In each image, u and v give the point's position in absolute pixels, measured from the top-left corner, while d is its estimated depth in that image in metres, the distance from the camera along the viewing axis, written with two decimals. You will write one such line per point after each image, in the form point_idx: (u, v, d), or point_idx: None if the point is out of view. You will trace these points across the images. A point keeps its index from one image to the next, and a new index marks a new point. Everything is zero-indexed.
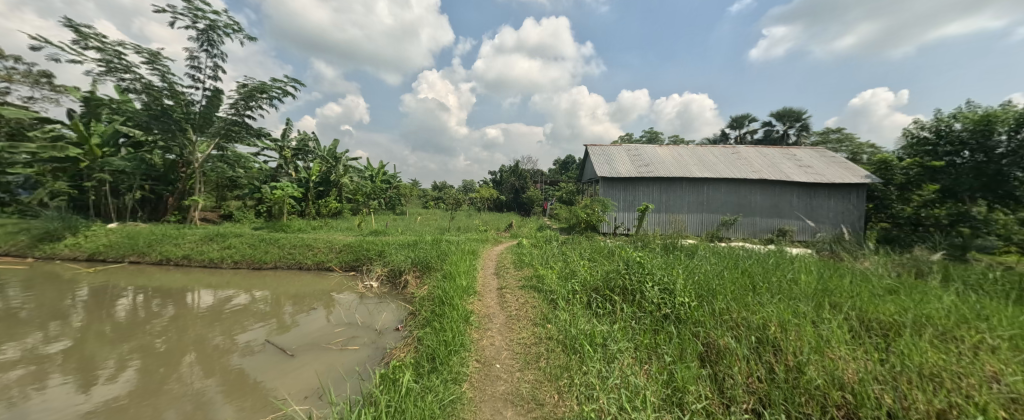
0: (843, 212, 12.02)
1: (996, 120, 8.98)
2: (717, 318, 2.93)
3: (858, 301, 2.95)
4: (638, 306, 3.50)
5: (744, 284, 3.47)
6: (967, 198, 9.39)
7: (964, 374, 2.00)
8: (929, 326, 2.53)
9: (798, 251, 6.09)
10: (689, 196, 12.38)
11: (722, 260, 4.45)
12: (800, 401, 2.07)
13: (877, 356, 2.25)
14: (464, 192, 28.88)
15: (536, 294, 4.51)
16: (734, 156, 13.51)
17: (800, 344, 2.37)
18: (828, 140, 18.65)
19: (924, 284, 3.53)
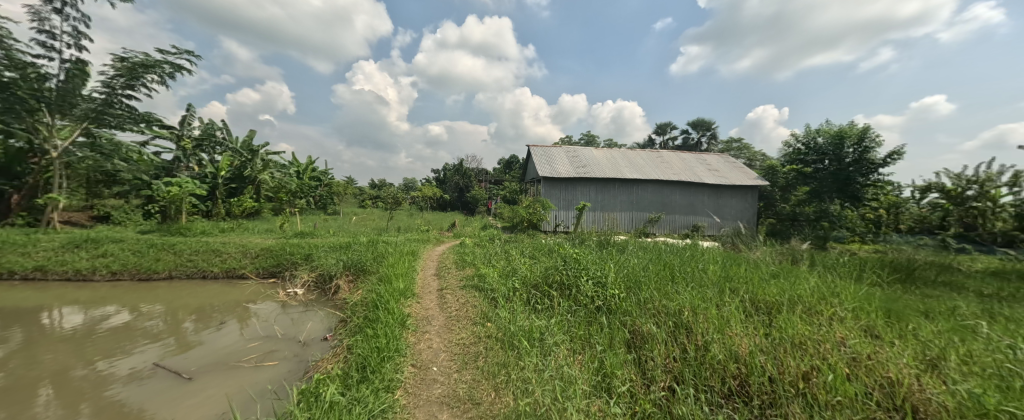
0: (743, 210, 13.82)
1: (847, 137, 11.31)
2: (643, 307, 3.20)
3: (751, 285, 3.44)
4: (573, 300, 3.69)
5: (666, 276, 3.83)
6: (828, 197, 11.71)
7: (822, 340, 2.41)
8: (800, 304, 3.04)
9: (708, 244, 6.89)
10: (619, 196, 13.29)
11: (648, 254, 4.87)
12: (705, 375, 2.35)
13: (764, 331, 2.63)
14: (404, 191, 27.81)
15: (477, 293, 4.52)
16: (658, 159, 14.80)
17: (707, 326, 2.68)
18: (732, 148, 21.33)
19: (798, 270, 4.22)
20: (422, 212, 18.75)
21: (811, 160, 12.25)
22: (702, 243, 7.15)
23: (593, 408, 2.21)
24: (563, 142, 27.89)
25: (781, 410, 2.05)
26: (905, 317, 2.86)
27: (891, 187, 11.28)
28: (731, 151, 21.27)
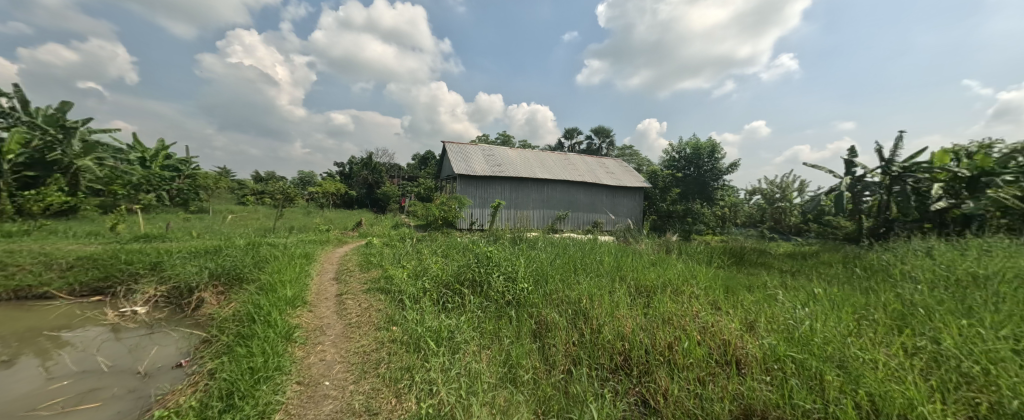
0: (634, 208, 15.61)
1: (704, 150, 14.92)
2: (548, 299, 3.45)
3: (638, 273, 3.96)
4: (484, 295, 3.79)
5: (567, 267, 4.18)
6: (692, 197, 15.02)
7: (684, 315, 2.88)
8: (673, 286, 3.61)
9: (605, 239, 7.66)
10: (530, 194, 13.91)
11: (555, 248, 5.22)
12: (597, 355, 2.64)
13: (644, 311, 3.06)
14: (300, 186, 24.92)
15: (383, 296, 4.32)
16: (566, 161, 15.86)
17: (602, 311, 3.02)
18: (627, 154, 23.96)
19: (669, 258, 4.96)
20: (321, 210, 17.00)
21: (680, 168, 15.47)
22: (602, 238, 7.94)
23: (498, 400, 2.29)
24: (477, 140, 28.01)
25: (651, 376, 2.40)
26: (740, 290, 3.61)
27: (731, 191, 14.60)
28: (625, 157, 23.89)
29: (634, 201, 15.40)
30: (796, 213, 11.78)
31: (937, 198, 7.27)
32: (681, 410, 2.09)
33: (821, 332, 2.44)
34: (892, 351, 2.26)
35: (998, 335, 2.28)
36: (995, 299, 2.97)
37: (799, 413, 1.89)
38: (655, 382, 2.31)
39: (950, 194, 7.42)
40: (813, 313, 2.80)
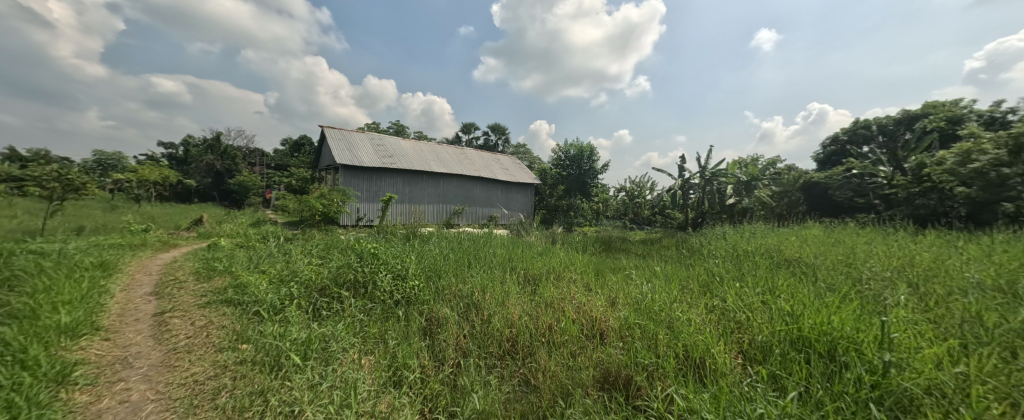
0: (527, 203, 16.58)
1: (584, 151, 16.16)
2: (439, 295, 3.43)
3: (529, 263, 4.25)
4: (368, 295, 3.55)
5: (462, 260, 4.23)
6: (573, 194, 16.21)
7: (563, 300, 3.19)
8: (557, 274, 3.99)
9: (499, 232, 7.92)
10: (425, 188, 13.50)
11: (449, 243, 5.19)
12: (487, 345, 2.71)
13: (530, 298, 3.29)
14: (104, 171, 18.99)
15: (232, 309, 3.66)
16: (462, 156, 15.87)
17: (492, 302, 3.13)
18: (521, 151, 25.21)
19: (554, 248, 5.41)
20: (139, 204, 13.31)
21: (565, 167, 16.60)
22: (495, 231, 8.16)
23: (379, 408, 2.14)
24: (365, 129, 25.80)
25: (534, 357, 2.54)
26: (607, 272, 4.18)
27: (603, 189, 16.24)
28: (518, 154, 25.00)
29: (526, 196, 16.40)
30: (648, 206, 13.98)
31: (728, 194, 10.43)
32: (556, 383, 2.24)
33: (658, 301, 2.99)
34: (702, 311, 2.87)
35: (761, 291, 3.13)
36: (753, 267, 4.06)
37: (641, 369, 2.21)
38: (535, 363, 2.46)
39: (735, 192, 10.43)
40: (655, 287, 3.39)
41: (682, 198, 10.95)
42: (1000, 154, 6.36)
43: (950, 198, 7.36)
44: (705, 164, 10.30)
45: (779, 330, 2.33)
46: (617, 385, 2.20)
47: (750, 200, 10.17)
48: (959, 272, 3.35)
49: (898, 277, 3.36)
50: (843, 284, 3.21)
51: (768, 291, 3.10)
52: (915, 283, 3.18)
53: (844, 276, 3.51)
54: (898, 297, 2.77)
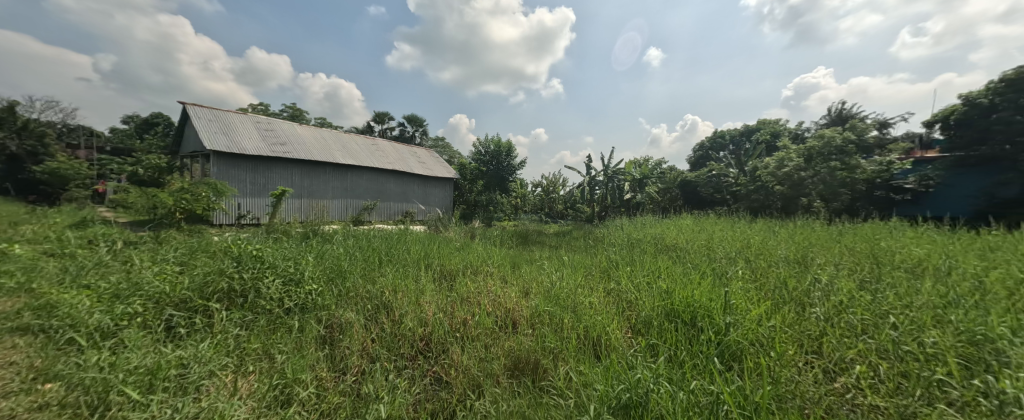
0: (444, 197, 16.41)
1: (503, 148, 16.16)
2: (343, 298, 3.16)
3: (443, 259, 4.23)
4: (249, 306, 2.97)
5: (374, 259, 3.99)
6: (492, 189, 16.25)
7: (477, 293, 3.24)
8: (473, 268, 4.04)
9: (415, 228, 7.64)
10: (329, 181, 12.39)
11: (356, 241, 4.85)
12: (396, 346, 2.58)
13: (445, 293, 3.27)
14: None
15: (29, 339, 2.52)
16: (373, 147, 14.94)
17: (404, 301, 3.02)
18: (438, 145, 24.55)
19: (472, 243, 5.45)
20: None
21: (484, 162, 16.42)
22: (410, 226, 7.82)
23: None
24: (250, 111, 22.11)
25: (447, 354, 2.49)
26: (522, 263, 4.35)
27: (521, 183, 16.63)
28: (436, 148, 24.36)
29: (444, 191, 16.29)
30: (560, 201, 15.00)
31: (626, 190, 11.69)
32: (469, 378, 2.23)
33: (565, 288, 3.25)
34: (600, 294, 3.16)
35: (647, 273, 3.56)
36: (641, 253, 4.61)
37: (549, 354, 2.34)
38: (448, 359, 2.41)
39: (632, 188, 11.72)
40: (563, 275, 3.63)
41: (589, 194, 11.96)
42: (796, 163, 9.44)
43: (771, 194, 10.16)
44: (608, 163, 11.41)
45: (658, 306, 2.69)
46: (526, 371, 2.27)
47: (642, 195, 11.67)
48: (779, 249, 4.21)
49: (739, 255, 4.10)
50: (704, 262, 3.83)
51: (652, 272, 3.54)
52: (752, 258, 3.93)
53: (707, 255, 4.23)
54: (737, 271, 3.41)
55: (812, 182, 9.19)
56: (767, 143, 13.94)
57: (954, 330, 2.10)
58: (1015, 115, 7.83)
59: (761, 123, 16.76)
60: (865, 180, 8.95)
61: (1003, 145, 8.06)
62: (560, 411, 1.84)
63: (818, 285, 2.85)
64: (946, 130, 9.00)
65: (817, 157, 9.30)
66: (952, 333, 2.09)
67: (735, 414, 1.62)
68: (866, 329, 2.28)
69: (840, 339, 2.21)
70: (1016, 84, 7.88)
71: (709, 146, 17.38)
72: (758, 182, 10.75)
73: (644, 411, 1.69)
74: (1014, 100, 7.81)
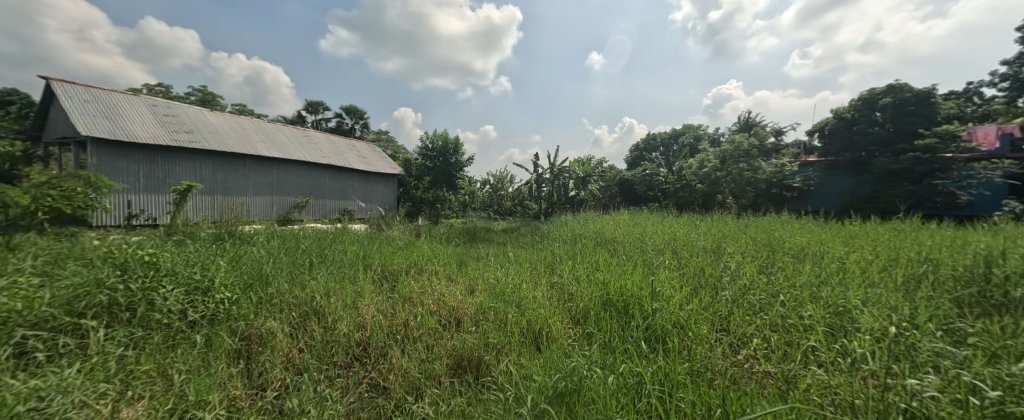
0: (387, 194, 15.83)
1: (450, 144, 14.94)
2: (263, 306, 2.85)
3: (383, 259, 4.10)
4: (139, 321, 2.47)
5: (307, 263, 3.71)
6: (439, 187, 14.94)
7: (418, 293, 3.17)
8: (416, 267, 3.95)
9: (356, 226, 7.26)
10: (250, 177, 11.35)
11: (283, 242, 4.42)
12: (329, 353, 2.42)
13: (387, 295, 3.16)
14: None
15: None
16: (305, 139, 13.93)
17: (338, 305, 2.85)
18: (381, 139, 23.46)
19: (417, 241, 5.31)
20: None
21: (429, 158, 15.10)
22: (349, 225, 7.39)
23: None
24: (148, 93, 19.02)
25: (386, 358, 2.38)
26: (469, 261, 4.34)
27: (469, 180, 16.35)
28: (379, 142, 23.23)
29: (387, 188, 15.78)
30: (509, 197, 15.23)
31: (570, 187, 12.12)
32: (409, 381, 2.15)
33: (509, 284, 3.30)
34: (543, 288, 3.25)
35: (585, 266, 3.74)
36: (582, 247, 4.81)
37: (492, 349, 2.34)
38: (387, 363, 2.31)
39: (577, 186, 12.17)
40: (509, 271, 3.67)
41: (537, 191, 12.21)
42: (713, 163, 10.71)
43: (694, 191, 11.21)
44: (553, 161, 11.74)
45: (595, 298, 2.84)
46: (469, 368, 2.24)
47: (585, 192, 12.08)
48: (699, 241, 4.65)
49: (666, 247, 4.47)
50: (636, 255, 4.11)
51: (591, 265, 3.72)
52: (676, 250, 4.30)
53: (638, 248, 4.56)
54: (662, 262, 3.71)
55: (726, 180, 10.48)
56: (692, 146, 15.30)
57: (825, 304, 2.52)
58: (868, 128, 9.65)
59: (686, 128, 18.40)
60: (764, 179, 10.38)
61: (861, 152, 9.83)
62: (499, 405, 1.84)
63: (729, 273, 3.21)
64: (823, 139, 10.72)
65: (730, 159, 10.67)
66: (825, 307, 2.48)
67: (657, 393, 1.75)
68: (763, 308, 2.62)
69: (743, 317, 2.52)
70: (868, 102, 9.76)
71: (643, 148, 18.61)
72: (683, 180, 11.72)
73: (578, 396, 1.76)
74: (868, 116, 9.72)
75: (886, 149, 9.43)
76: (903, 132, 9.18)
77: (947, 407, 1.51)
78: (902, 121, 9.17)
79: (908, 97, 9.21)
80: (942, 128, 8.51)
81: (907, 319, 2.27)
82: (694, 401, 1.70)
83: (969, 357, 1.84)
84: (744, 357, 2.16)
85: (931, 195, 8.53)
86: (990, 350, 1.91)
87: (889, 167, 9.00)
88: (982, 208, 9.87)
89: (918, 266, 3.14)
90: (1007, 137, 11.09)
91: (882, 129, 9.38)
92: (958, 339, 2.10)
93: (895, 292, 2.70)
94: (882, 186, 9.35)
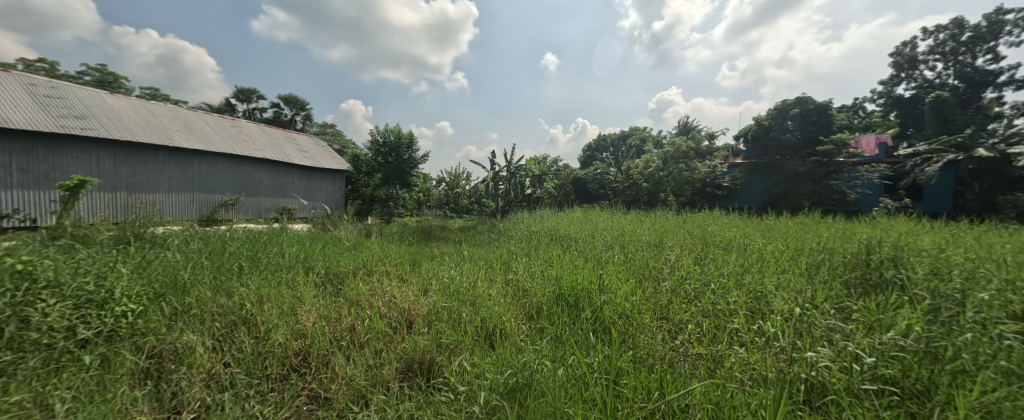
0: (333, 192, 15.06)
1: (404, 139, 14.26)
2: (180, 314, 2.54)
3: (326, 261, 3.89)
4: (5, 345, 1.96)
5: (236, 268, 3.39)
6: (393, 184, 14.25)
7: (363, 296, 3.05)
8: (361, 269, 3.79)
9: (296, 226, 6.81)
10: (164, 171, 10.23)
11: (207, 245, 4.01)
12: (262, 365, 2.23)
13: (331, 299, 3.00)
14: None
15: None
16: (233, 130, 12.85)
17: (273, 313, 2.64)
18: (327, 132, 22.16)
19: (367, 241, 5.07)
20: None
21: (381, 154, 14.34)
22: (287, 225, 6.91)
23: None
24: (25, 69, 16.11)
25: (329, 366, 2.24)
26: (423, 260, 4.22)
27: (425, 177, 15.97)
28: (326, 136, 21.95)
29: (333, 185, 15.02)
30: (465, 195, 15.19)
31: (527, 185, 12.21)
32: (353, 390, 2.04)
33: (463, 282, 3.25)
34: (494, 286, 3.26)
35: (537, 263, 3.78)
36: (537, 244, 4.87)
37: (445, 350, 2.30)
38: (330, 371, 2.17)
39: (533, 184, 12.33)
40: (463, 270, 3.64)
41: (493, 189, 12.21)
42: (655, 163, 11.41)
43: (639, 189, 11.82)
44: (509, 160, 11.77)
45: (544, 295, 2.89)
46: (419, 371, 2.18)
47: (540, 190, 12.47)
48: (643, 236, 4.90)
49: (613, 243, 4.64)
50: (588, 251, 4.23)
51: (547, 262, 3.76)
52: (622, 245, 4.49)
53: (588, 244, 4.72)
54: (610, 257, 3.86)
55: (667, 179, 11.16)
56: (638, 147, 16.09)
57: (746, 291, 2.75)
58: (782, 134, 10.79)
59: (634, 130, 19.31)
60: (699, 178, 11.25)
61: (776, 156, 10.91)
62: (450, 407, 1.81)
63: (667, 266, 3.41)
64: (747, 143, 11.75)
65: (670, 160, 11.43)
66: (746, 294, 2.72)
67: (603, 383, 1.82)
68: (697, 297, 2.81)
69: (680, 305, 2.70)
70: (782, 111, 10.82)
71: (595, 148, 19.26)
72: (630, 179, 12.28)
73: (528, 391, 1.78)
74: (781, 124, 10.81)
75: (795, 153, 10.57)
76: (808, 139, 10.41)
77: (839, 377, 1.78)
78: (807, 129, 10.40)
79: (812, 109, 10.43)
80: (837, 137, 9.92)
81: (810, 300, 2.58)
82: (636, 386, 1.80)
83: (856, 331, 2.13)
84: (682, 346, 2.29)
85: (828, 193, 10.05)
86: (870, 324, 2.23)
87: (798, 169, 10.25)
88: (865, 203, 11.52)
89: (815, 255, 3.56)
90: (885, 146, 12.98)
91: (793, 136, 10.54)
92: (845, 315, 2.43)
93: (802, 277, 3.04)
94: (791, 185, 10.53)
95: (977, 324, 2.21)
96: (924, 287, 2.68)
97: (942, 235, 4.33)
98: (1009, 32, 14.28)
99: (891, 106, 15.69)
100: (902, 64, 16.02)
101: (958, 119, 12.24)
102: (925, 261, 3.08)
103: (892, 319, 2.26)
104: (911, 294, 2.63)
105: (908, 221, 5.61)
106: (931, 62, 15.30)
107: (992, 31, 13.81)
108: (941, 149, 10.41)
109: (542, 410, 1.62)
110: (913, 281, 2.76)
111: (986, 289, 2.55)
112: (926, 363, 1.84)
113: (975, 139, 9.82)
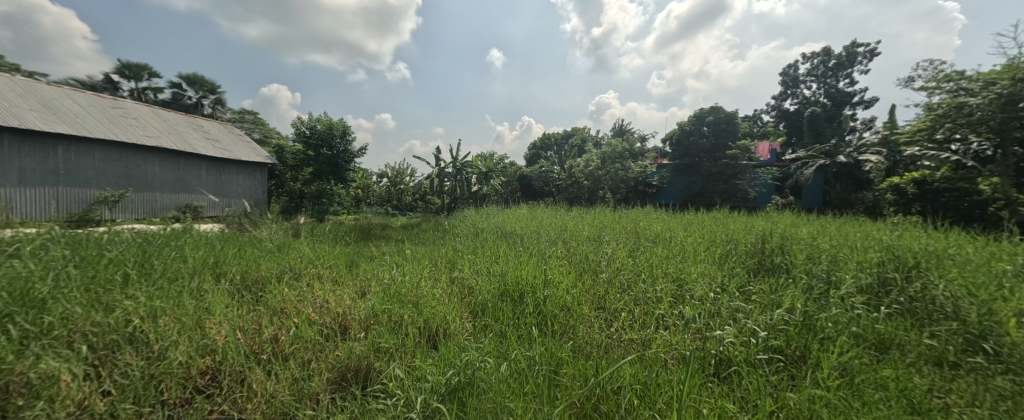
0: (250, 187, 13.50)
1: (337, 129, 13.11)
2: (35, 337, 2.13)
3: (241, 265, 3.53)
4: None
5: (118, 278, 2.94)
6: (327, 178, 13.12)
7: (291, 305, 2.83)
8: (288, 273, 3.51)
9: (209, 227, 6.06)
10: (11, 160, 8.36)
11: (80, 250, 3.41)
12: (155, 389, 1.99)
13: (248, 308, 2.76)
14: None
15: None
16: (117, 113, 10.92)
17: (171, 328, 2.36)
18: (244, 120, 19.80)
19: (296, 242, 4.71)
20: None
21: (310, 146, 13.07)
22: (198, 226, 6.10)
23: None
24: None
25: (245, 383, 2.07)
26: (362, 262, 4.02)
27: (364, 172, 15.23)
28: (243, 123, 19.63)
29: (251, 179, 13.50)
30: (408, 193, 14.62)
31: (473, 182, 12.12)
32: (273, 407, 1.90)
33: (405, 283, 3.18)
34: (439, 284, 3.24)
35: (484, 261, 3.81)
36: (482, 241, 4.92)
37: (382, 355, 2.26)
38: (245, 390, 2.01)
39: (479, 181, 12.30)
40: (406, 270, 3.56)
41: (439, 186, 11.96)
42: (595, 162, 12.08)
43: (580, 187, 12.46)
44: (457, 155, 11.54)
45: (489, 293, 2.96)
46: (353, 380, 2.11)
47: (486, 187, 12.46)
48: (581, 231, 5.20)
49: (554, 238, 4.88)
50: (531, 247, 4.38)
51: (491, 259, 3.82)
52: (562, 240, 4.74)
53: (534, 240, 4.88)
54: (552, 253, 4.04)
55: (605, 179, 11.89)
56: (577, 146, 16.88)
57: (671, 279, 3.11)
58: (699, 138, 12.10)
59: (574, 130, 20.17)
60: (632, 177, 12.17)
61: (694, 158, 12.24)
62: (385, 414, 1.78)
63: (601, 260, 3.67)
64: (671, 146, 12.97)
65: (608, 159, 12.14)
66: (671, 282, 3.06)
67: (544, 374, 1.95)
68: (628, 286, 3.10)
69: (614, 295, 2.96)
70: (698, 118, 12.13)
71: (538, 146, 19.77)
72: (572, 177, 12.86)
73: (471, 389, 1.83)
74: (698, 129, 12.13)
75: (709, 156, 11.94)
76: (719, 144, 11.79)
77: (740, 350, 2.10)
78: (718, 135, 11.77)
79: (722, 117, 11.77)
80: (742, 143, 11.48)
81: (715, 285, 2.98)
82: (574, 375, 1.95)
83: (754, 310, 2.53)
84: (610, 332, 2.52)
85: (734, 191, 11.54)
86: (765, 303, 2.67)
87: (711, 170, 11.60)
88: (761, 200, 13.35)
89: (723, 245, 4.09)
90: (775, 152, 15.12)
91: (707, 140, 11.89)
92: (747, 296, 2.87)
93: (715, 265, 3.48)
94: (707, 184, 11.90)
95: (839, 298, 2.76)
96: (803, 268, 3.27)
97: (815, 227, 5.26)
98: (860, 62, 17.61)
99: (781, 118, 18.38)
100: (788, 82, 18.85)
101: (825, 131, 14.82)
102: (802, 249, 3.71)
103: (781, 298, 2.72)
104: (794, 275, 3.17)
105: (792, 215, 6.69)
106: (809, 82, 18.19)
107: (849, 60, 16.89)
108: (814, 155, 12.49)
109: (483, 407, 1.69)
110: (795, 264, 3.34)
111: (847, 269, 3.19)
112: (804, 334, 2.28)
113: (837, 147, 11.91)
